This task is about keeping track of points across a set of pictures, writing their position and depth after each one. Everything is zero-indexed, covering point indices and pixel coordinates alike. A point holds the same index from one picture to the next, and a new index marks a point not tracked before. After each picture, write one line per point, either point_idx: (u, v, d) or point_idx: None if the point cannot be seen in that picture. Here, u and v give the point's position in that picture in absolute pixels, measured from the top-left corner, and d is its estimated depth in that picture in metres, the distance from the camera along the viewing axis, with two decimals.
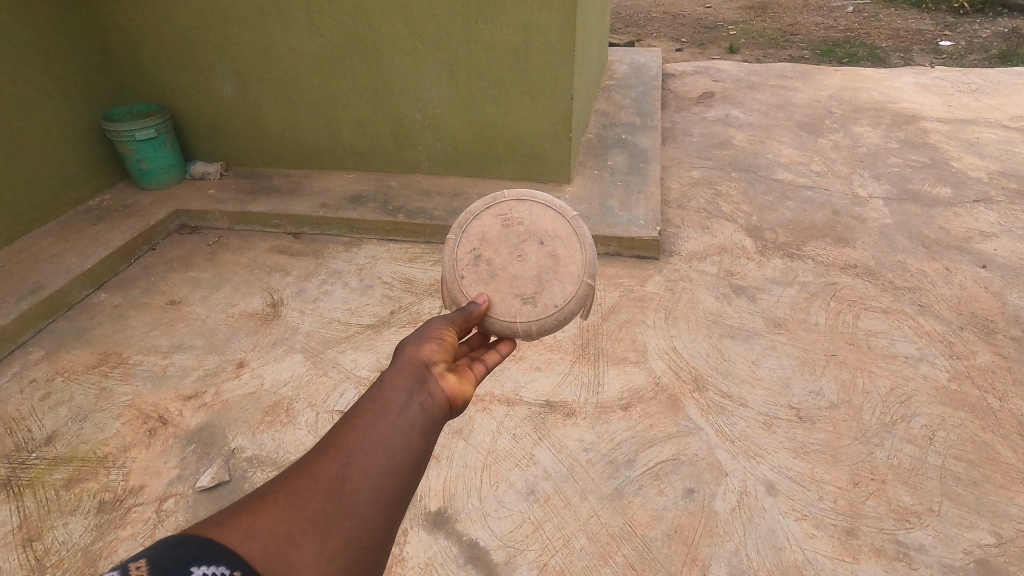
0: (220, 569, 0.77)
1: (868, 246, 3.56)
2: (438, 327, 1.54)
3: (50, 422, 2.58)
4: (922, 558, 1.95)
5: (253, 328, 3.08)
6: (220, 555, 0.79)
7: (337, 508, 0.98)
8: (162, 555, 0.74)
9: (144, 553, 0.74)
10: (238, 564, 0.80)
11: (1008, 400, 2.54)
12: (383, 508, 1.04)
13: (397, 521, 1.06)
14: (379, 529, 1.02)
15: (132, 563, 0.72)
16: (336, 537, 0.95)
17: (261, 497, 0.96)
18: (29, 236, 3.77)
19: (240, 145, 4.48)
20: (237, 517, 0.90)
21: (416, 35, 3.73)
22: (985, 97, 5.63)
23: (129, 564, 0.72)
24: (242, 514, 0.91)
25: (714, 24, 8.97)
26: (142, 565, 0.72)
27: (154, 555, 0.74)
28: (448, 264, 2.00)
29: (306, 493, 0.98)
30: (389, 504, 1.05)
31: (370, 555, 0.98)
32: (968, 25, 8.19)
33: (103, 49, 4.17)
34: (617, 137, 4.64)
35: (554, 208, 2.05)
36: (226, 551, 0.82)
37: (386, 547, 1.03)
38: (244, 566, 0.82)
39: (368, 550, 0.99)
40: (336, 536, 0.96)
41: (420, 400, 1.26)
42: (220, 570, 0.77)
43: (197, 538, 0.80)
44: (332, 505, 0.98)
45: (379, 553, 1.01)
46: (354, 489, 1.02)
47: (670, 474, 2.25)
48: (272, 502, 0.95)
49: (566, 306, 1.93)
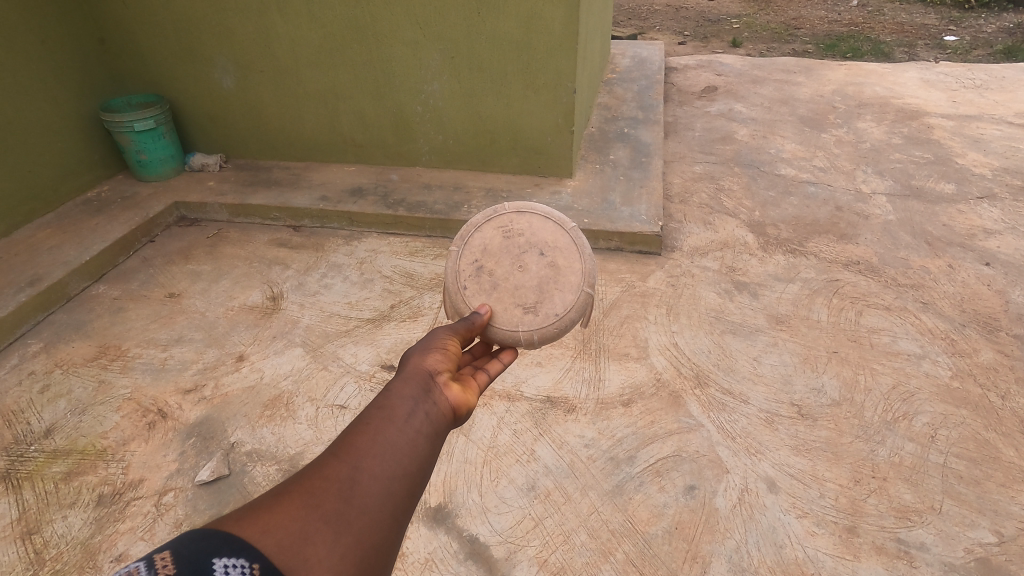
0: (240, 561, 0.80)
1: (871, 243, 3.55)
2: (442, 337, 1.53)
3: (49, 414, 2.57)
4: (923, 557, 1.95)
5: (252, 321, 3.06)
6: (240, 548, 0.81)
7: (348, 509, 0.97)
8: (185, 546, 0.78)
9: (170, 544, 0.79)
10: (258, 557, 0.82)
11: (1010, 399, 2.53)
12: (391, 512, 1.03)
13: (405, 524, 1.05)
14: (388, 533, 1.01)
15: (158, 553, 0.77)
16: (349, 536, 0.94)
17: (275, 497, 0.95)
18: (27, 227, 3.74)
19: (240, 138, 4.45)
20: (253, 514, 0.89)
21: (417, 27, 3.69)
22: (989, 93, 5.60)
23: (156, 554, 0.77)
24: (257, 512, 0.90)
25: (717, 17, 8.90)
26: (167, 556, 0.77)
27: (178, 546, 0.78)
28: (450, 275, 1.99)
29: (318, 492, 0.97)
30: (397, 508, 1.04)
31: (378, 556, 0.97)
32: (973, 20, 8.13)
33: (101, 38, 4.13)
34: (619, 131, 4.61)
35: (553, 219, 2.03)
36: (243, 546, 0.82)
37: (395, 549, 1.02)
38: (262, 561, 0.82)
39: (377, 552, 0.97)
40: (347, 535, 0.94)
41: (425, 409, 1.24)
42: (239, 562, 0.80)
43: (219, 532, 0.83)
44: (344, 506, 0.97)
45: (387, 555, 0.99)
46: (364, 492, 1.01)
47: (671, 471, 2.24)
48: (285, 499, 0.94)
49: (568, 315, 1.91)
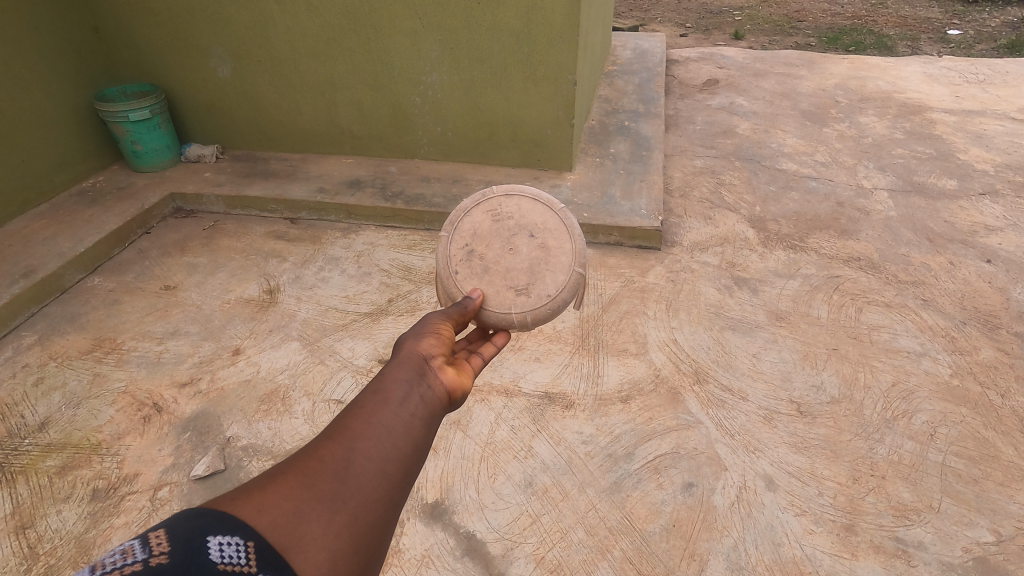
0: (234, 539, 0.77)
1: (872, 239, 3.53)
2: (435, 321, 1.50)
3: (43, 408, 2.55)
4: (921, 556, 1.94)
5: (249, 315, 3.04)
6: (235, 527, 0.79)
7: (343, 488, 0.96)
8: (179, 525, 0.74)
9: (163, 523, 0.74)
10: (252, 535, 0.79)
11: (1010, 397, 2.52)
12: (387, 492, 1.01)
13: (400, 506, 1.03)
14: (384, 513, 0.99)
15: (151, 532, 0.72)
16: (343, 515, 0.92)
17: (269, 477, 0.92)
18: (21, 218, 3.71)
19: (237, 128, 4.40)
20: (248, 493, 0.87)
21: (416, 16, 3.64)
22: (993, 88, 5.57)
23: (150, 532, 0.72)
24: (252, 491, 0.88)
25: (720, 9, 8.81)
26: (161, 534, 0.72)
27: (172, 525, 0.73)
28: (442, 259, 1.95)
29: (313, 473, 0.95)
30: (392, 489, 1.02)
31: (373, 536, 0.95)
32: (977, 14, 8.06)
33: (95, 26, 4.07)
34: (620, 124, 4.57)
35: (542, 200, 2.00)
36: (238, 524, 0.80)
37: (390, 529, 1.00)
38: (257, 539, 0.80)
39: (373, 532, 0.95)
40: (343, 514, 0.92)
41: (420, 392, 1.22)
42: (235, 542, 0.76)
43: (212, 511, 0.80)
44: (339, 486, 0.95)
45: (382, 534, 0.98)
46: (359, 473, 0.99)
47: (669, 467, 2.23)
48: (279, 480, 0.91)
49: (560, 296, 1.89)
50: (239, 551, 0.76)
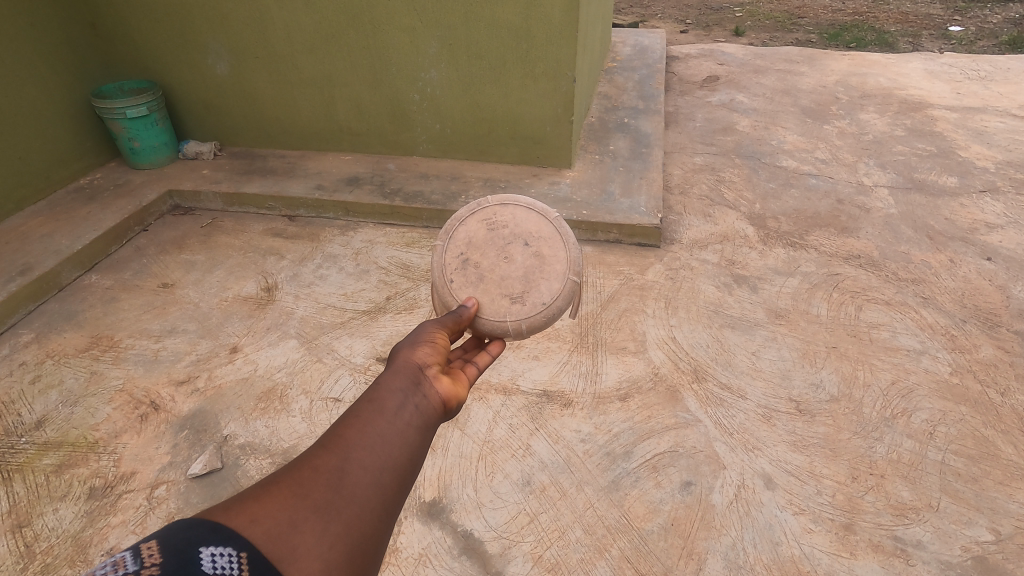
0: (227, 550, 0.76)
1: (872, 237, 3.51)
2: (430, 330, 1.48)
3: (40, 405, 2.54)
4: (920, 555, 1.94)
5: (246, 312, 3.03)
6: (228, 537, 0.78)
7: (337, 498, 0.94)
8: (173, 536, 0.73)
9: (156, 533, 0.74)
10: (245, 546, 0.79)
11: (1009, 396, 2.51)
12: (381, 501, 1.00)
13: (394, 516, 1.02)
14: (378, 521, 0.98)
15: (144, 542, 0.72)
16: (338, 524, 0.92)
17: (264, 486, 0.91)
18: (18, 215, 3.69)
19: (235, 125, 4.39)
20: (242, 503, 0.87)
21: (415, 12, 3.62)
22: (994, 84, 5.54)
23: (142, 542, 0.72)
24: (246, 501, 0.87)
25: (720, 6, 8.78)
26: (153, 545, 0.72)
27: (166, 536, 0.73)
28: (436, 268, 1.94)
29: (307, 482, 0.94)
30: (386, 499, 1.01)
31: (366, 545, 0.94)
32: (979, 11, 8.02)
33: (91, 22, 4.04)
34: (619, 120, 4.56)
35: (537, 210, 2.01)
36: (231, 534, 0.79)
37: (384, 539, 0.99)
38: (250, 550, 0.79)
39: (367, 541, 0.95)
40: (336, 523, 0.91)
41: (415, 401, 1.21)
42: (228, 553, 0.76)
43: (205, 521, 0.79)
44: (332, 495, 0.94)
45: (376, 543, 0.97)
46: (355, 482, 0.98)
47: (668, 466, 2.23)
48: (273, 489, 0.91)
49: (555, 304, 1.88)
50: (232, 562, 0.76)
